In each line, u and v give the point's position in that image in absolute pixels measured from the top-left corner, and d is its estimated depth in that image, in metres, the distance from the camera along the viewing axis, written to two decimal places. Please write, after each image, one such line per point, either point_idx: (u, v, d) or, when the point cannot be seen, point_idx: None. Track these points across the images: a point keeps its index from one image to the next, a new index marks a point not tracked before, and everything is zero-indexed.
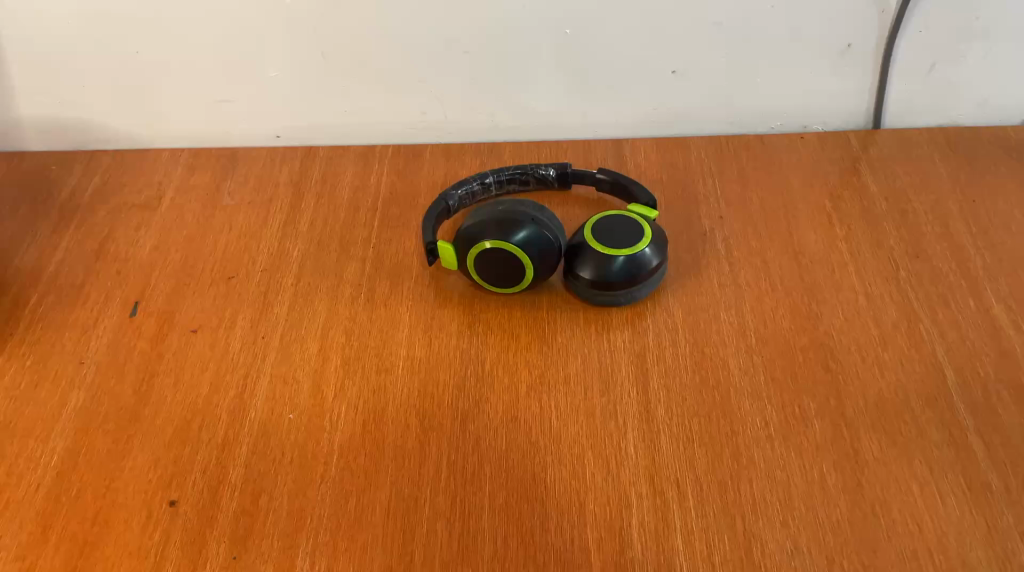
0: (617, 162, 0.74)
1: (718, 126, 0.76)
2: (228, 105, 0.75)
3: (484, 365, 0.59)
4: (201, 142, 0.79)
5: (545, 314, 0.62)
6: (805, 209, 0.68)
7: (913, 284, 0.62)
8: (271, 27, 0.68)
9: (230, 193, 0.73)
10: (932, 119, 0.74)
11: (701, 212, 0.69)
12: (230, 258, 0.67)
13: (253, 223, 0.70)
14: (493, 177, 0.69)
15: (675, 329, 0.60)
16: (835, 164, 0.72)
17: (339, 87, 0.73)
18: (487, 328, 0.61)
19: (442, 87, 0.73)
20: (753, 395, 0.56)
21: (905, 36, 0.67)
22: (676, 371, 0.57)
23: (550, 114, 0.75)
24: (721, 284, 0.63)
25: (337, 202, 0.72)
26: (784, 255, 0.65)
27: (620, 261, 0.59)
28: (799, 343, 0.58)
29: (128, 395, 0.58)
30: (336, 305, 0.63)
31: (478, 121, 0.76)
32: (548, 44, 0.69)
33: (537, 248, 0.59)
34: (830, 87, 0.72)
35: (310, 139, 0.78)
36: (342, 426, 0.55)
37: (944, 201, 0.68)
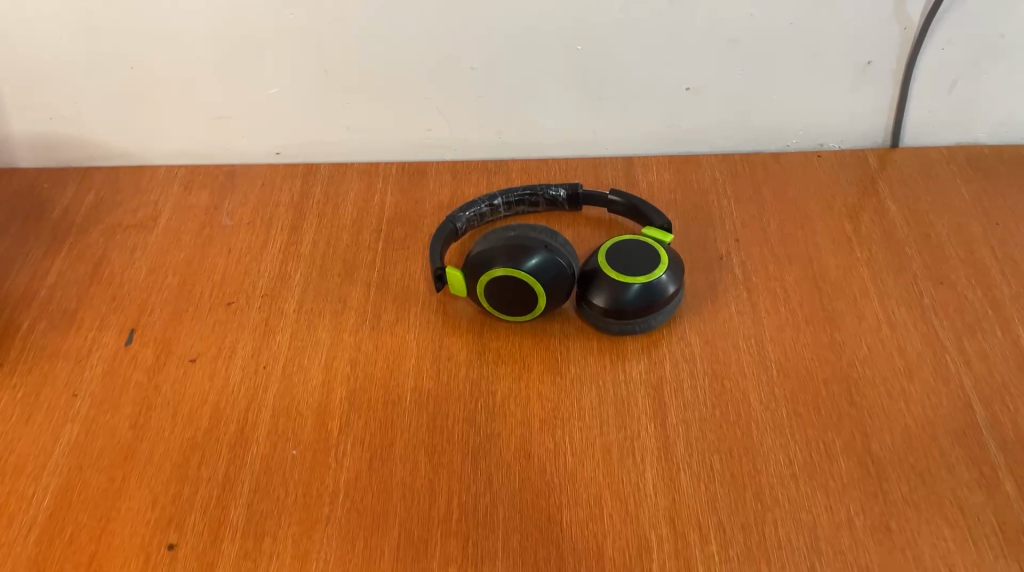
0: (629, 181, 0.72)
1: (732, 144, 0.74)
2: (227, 122, 0.72)
3: (495, 397, 0.57)
4: (198, 159, 0.76)
5: (557, 343, 0.60)
6: (824, 231, 0.66)
7: (938, 313, 0.60)
8: (272, 42, 0.65)
9: (229, 213, 0.71)
10: (952, 138, 0.72)
11: (716, 234, 0.67)
12: (230, 283, 0.65)
13: (254, 245, 0.68)
14: (502, 199, 0.67)
15: (693, 359, 0.58)
16: (853, 184, 0.70)
17: (341, 103, 0.71)
18: (498, 358, 0.59)
19: (448, 103, 0.70)
20: (775, 430, 0.54)
21: (926, 54, 0.65)
22: (694, 405, 0.55)
23: (559, 131, 0.73)
24: (739, 311, 0.61)
25: (340, 223, 0.70)
26: (804, 281, 0.63)
27: (635, 288, 0.57)
28: (822, 375, 0.56)
29: (124, 430, 0.56)
30: (341, 332, 0.61)
31: (486, 138, 0.74)
32: (559, 60, 0.67)
33: (550, 275, 0.57)
34: (849, 105, 0.70)
35: (312, 156, 0.76)
36: (348, 463, 0.53)
37: (967, 223, 0.66)
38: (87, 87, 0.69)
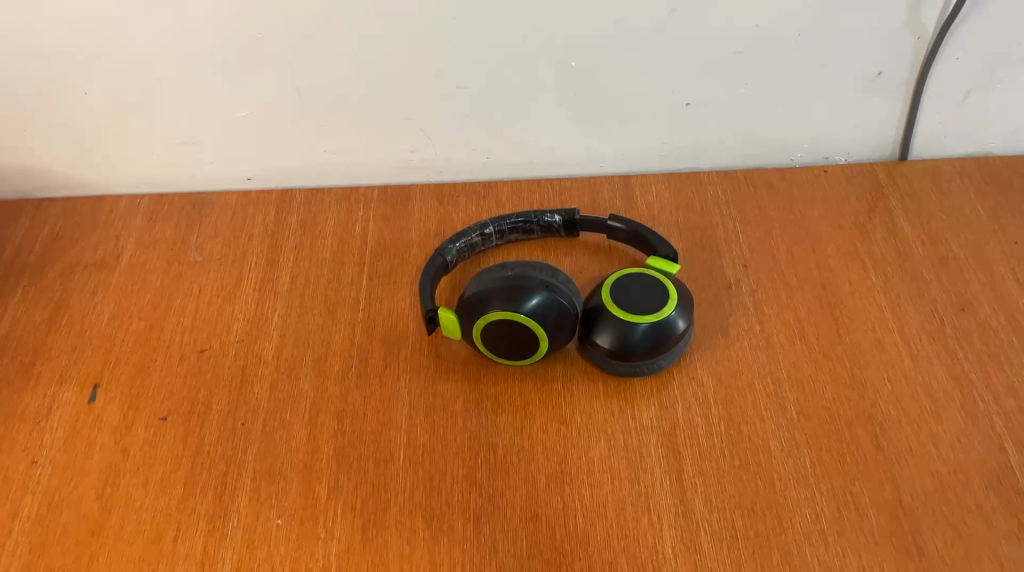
0: (627, 203, 0.68)
1: (734, 159, 0.70)
2: (193, 148, 0.67)
3: (496, 452, 0.52)
4: (162, 187, 0.71)
5: (560, 388, 0.56)
6: (836, 254, 0.63)
7: (962, 343, 0.56)
8: (239, 62, 0.60)
9: (198, 247, 0.66)
10: (962, 148, 0.69)
11: (723, 261, 0.63)
12: (202, 327, 0.60)
13: (226, 285, 0.63)
14: (494, 227, 0.62)
15: (707, 402, 0.54)
16: (863, 201, 0.66)
17: (317, 124, 0.65)
18: (497, 407, 0.55)
19: (432, 123, 0.66)
20: (799, 481, 0.50)
21: (940, 64, 0.61)
22: (712, 455, 0.52)
23: (551, 149, 0.69)
24: (753, 345, 0.57)
25: (319, 257, 0.65)
26: (819, 311, 0.59)
27: (643, 327, 0.53)
28: (845, 418, 0.53)
29: (90, 501, 0.51)
30: (325, 381, 0.56)
31: (474, 159, 0.69)
32: (551, 76, 0.62)
33: (551, 316, 0.52)
34: (857, 116, 0.66)
35: (286, 181, 0.71)
36: (339, 532, 0.49)
37: (985, 243, 0.62)
38: (37, 115, 0.63)
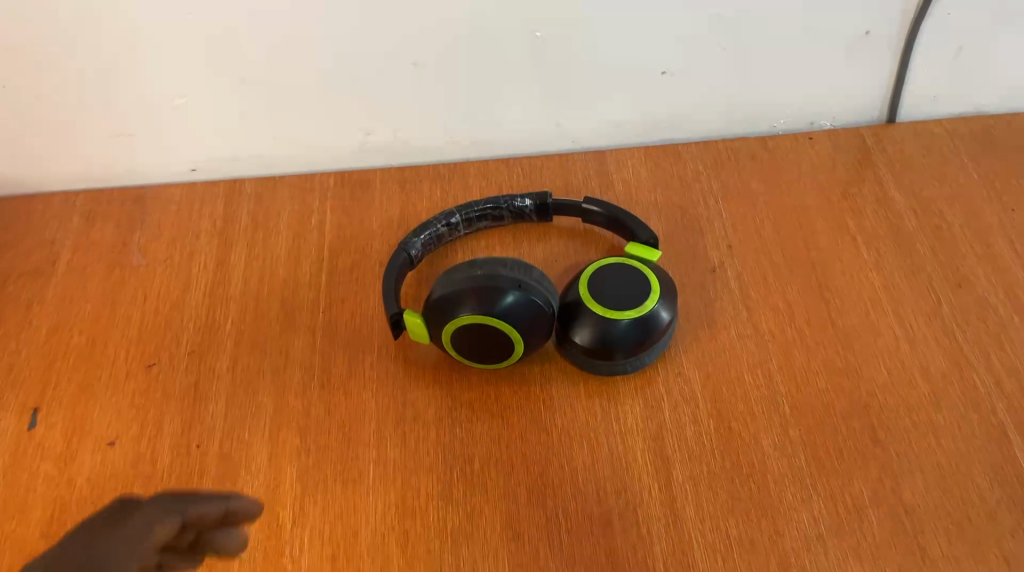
0: (602, 181, 0.63)
1: (714, 129, 0.66)
2: (128, 140, 0.61)
3: (472, 465, 0.49)
4: (99, 184, 0.65)
5: (538, 390, 0.52)
6: (825, 229, 0.59)
7: (960, 322, 0.53)
8: (171, 46, 0.54)
9: (141, 250, 0.61)
10: (953, 107, 0.65)
11: (706, 242, 0.59)
12: (150, 338, 0.55)
13: (173, 290, 0.58)
14: (460, 216, 0.58)
15: (695, 400, 0.51)
16: (851, 168, 0.63)
17: (263, 110, 0.60)
18: (472, 415, 0.51)
19: (388, 103, 0.61)
20: (795, 482, 0.47)
21: (930, 20, 0.57)
22: (701, 457, 0.48)
23: (519, 126, 0.64)
24: (741, 334, 0.54)
25: (273, 254, 0.60)
26: (809, 294, 0.55)
27: (624, 323, 0.50)
28: (840, 410, 0.50)
29: (34, 541, 0.47)
30: (285, 395, 0.52)
31: (436, 139, 0.64)
32: (515, 48, 0.57)
33: (525, 318, 0.49)
34: (843, 78, 0.62)
35: (234, 171, 0.65)
36: (306, 562, 0.45)
37: (980, 210, 0.59)
38: None
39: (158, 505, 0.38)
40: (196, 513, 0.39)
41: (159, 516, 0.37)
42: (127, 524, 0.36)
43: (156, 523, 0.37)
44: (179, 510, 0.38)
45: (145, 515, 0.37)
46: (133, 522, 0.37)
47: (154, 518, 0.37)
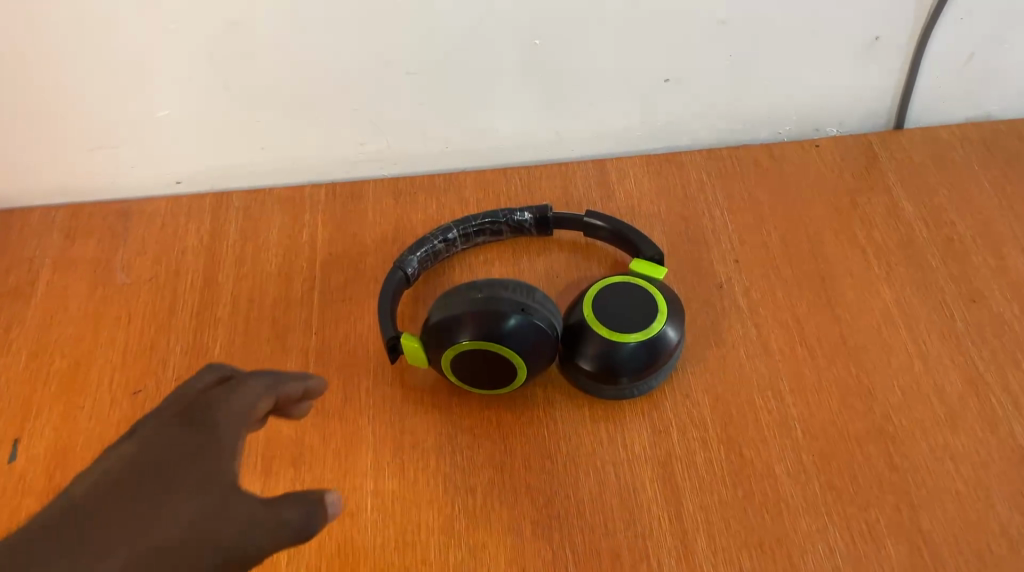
0: (603, 191, 0.61)
1: (717, 135, 0.64)
2: (109, 153, 0.59)
3: (475, 496, 0.47)
4: (80, 197, 0.62)
5: (541, 415, 0.50)
6: (834, 241, 0.57)
7: (975, 340, 0.52)
8: (153, 55, 0.52)
9: (125, 268, 0.58)
10: (963, 112, 0.63)
11: (712, 256, 0.57)
12: (135, 363, 0.53)
13: (159, 311, 0.56)
14: (458, 231, 0.56)
15: (704, 424, 0.49)
16: (859, 176, 0.61)
17: (250, 121, 0.58)
18: (473, 442, 0.49)
19: (381, 113, 0.58)
20: (809, 511, 0.46)
21: (942, 25, 0.56)
22: (712, 486, 0.47)
23: (517, 134, 0.62)
24: (750, 354, 0.52)
25: (263, 271, 0.58)
26: (819, 311, 0.54)
27: (631, 346, 0.48)
28: (854, 433, 0.48)
29: None
30: (278, 422, 0.50)
31: (430, 149, 0.62)
32: (513, 56, 0.55)
33: (529, 342, 0.47)
34: (851, 83, 0.60)
35: (221, 183, 0.63)
36: None
37: (993, 221, 0.57)
38: None
39: (260, 379, 0.39)
40: (287, 393, 0.40)
41: (259, 393, 0.39)
42: (230, 398, 0.38)
43: (254, 401, 0.38)
44: (274, 390, 0.39)
45: (246, 388, 0.38)
46: (235, 396, 0.38)
47: (254, 396, 0.38)
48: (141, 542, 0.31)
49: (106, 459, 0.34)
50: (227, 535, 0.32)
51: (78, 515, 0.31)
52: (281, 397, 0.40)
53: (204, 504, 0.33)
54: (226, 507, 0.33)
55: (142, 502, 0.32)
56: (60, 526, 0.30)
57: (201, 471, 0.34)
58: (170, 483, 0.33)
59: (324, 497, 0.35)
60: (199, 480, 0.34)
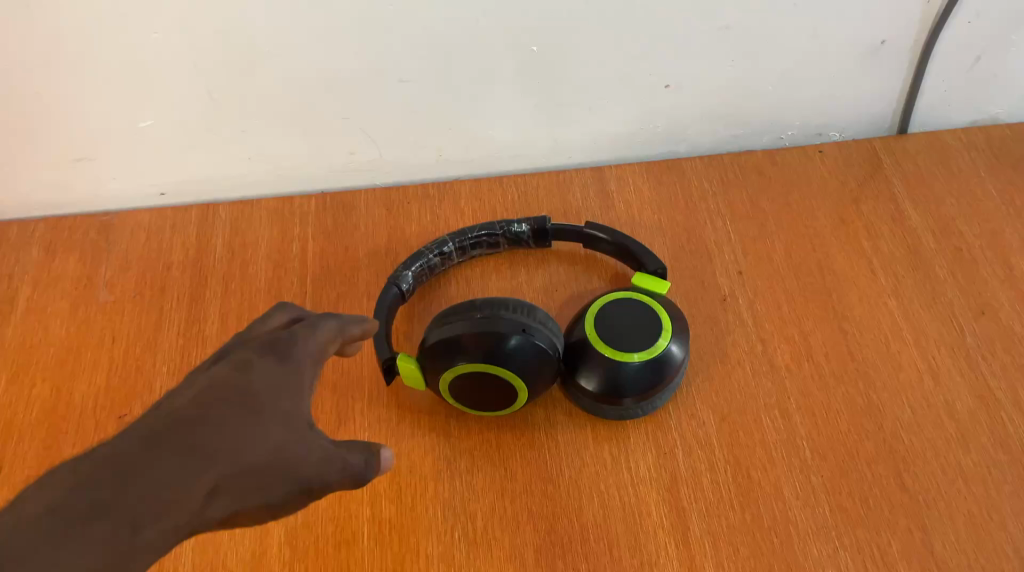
0: (602, 201, 0.60)
1: (718, 141, 0.62)
2: (90, 164, 0.56)
3: (475, 523, 0.45)
4: (60, 210, 0.60)
5: (543, 436, 0.49)
6: (839, 252, 0.56)
7: (985, 354, 0.51)
8: (134, 65, 0.50)
9: (108, 284, 0.56)
10: (968, 116, 0.62)
11: (715, 268, 0.55)
12: (120, 385, 0.51)
13: (145, 330, 0.54)
14: (454, 244, 0.54)
15: (710, 444, 0.48)
16: (864, 184, 0.59)
17: (237, 130, 0.56)
18: (473, 465, 0.47)
19: (373, 121, 0.56)
20: (819, 534, 0.44)
21: (948, 29, 0.54)
22: (719, 509, 0.45)
23: (513, 142, 0.60)
24: (756, 371, 0.51)
25: (253, 286, 0.56)
26: (826, 325, 0.52)
27: (635, 366, 0.46)
28: (864, 453, 0.47)
29: None
30: None
31: (424, 158, 0.60)
32: (509, 63, 0.53)
33: (530, 364, 0.45)
34: (855, 89, 0.59)
35: (206, 194, 0.61)
36: None
37: (1001, 230, 0.56)
38: None
39: (330, 320, 0.38)
40: (351, 336, 0.39)
41: (331, 334, 0.37)
42: (307, 338, 0.36)
43: (326, 344, 0.37)
44: (342, 332, 0.38)
45: (321, 328, 0.37)
46: (313, 335, 0.36)
47: (327, 336, 0.37)
48: (242, 455, 0.29)
49: (188, 382, 0.31)
50: (307, 468, 0.32)
51: (179, 416, 0.28)
52: (347, 341, 0.39)
53: (289, 432, 0.31)
54: (305, 437, 0.32)
55: (240, 416, 0.30)
56: (164, 429, 0.27)
57: (288, 400, 0.32)
58: (265, 406, 0.31)
59: (383, 449, 0.36)
60: (286, 412, 0.32)
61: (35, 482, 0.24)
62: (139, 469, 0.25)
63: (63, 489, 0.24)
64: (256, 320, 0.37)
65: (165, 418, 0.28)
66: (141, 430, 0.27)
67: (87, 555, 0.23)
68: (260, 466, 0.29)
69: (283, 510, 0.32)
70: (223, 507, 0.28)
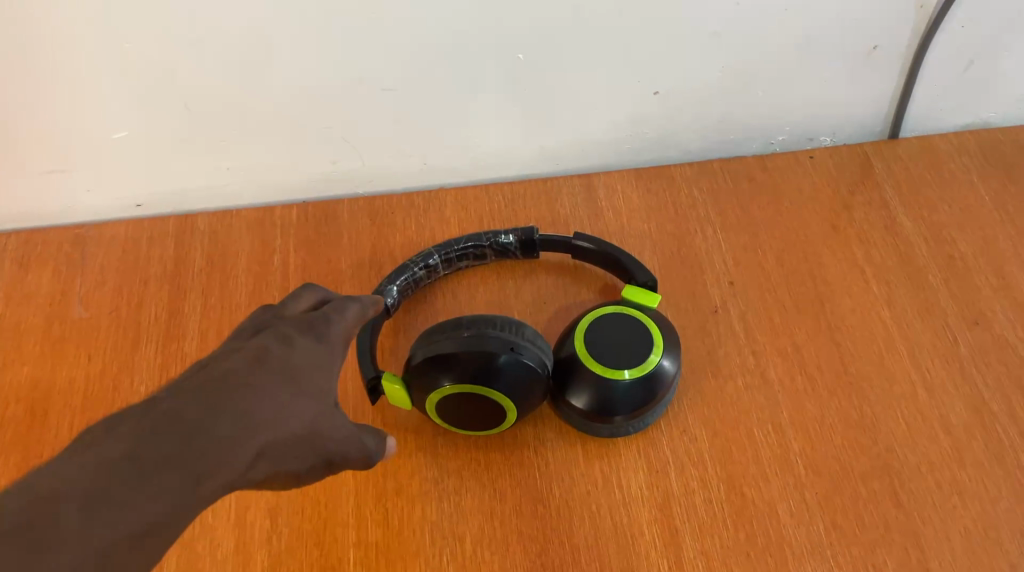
0: (591, 210, 0.59)
1: (707, 148, 0.61)
2: (63, 176, 0.55)
3: (464, 546, 0.44)
4: (33, 223, 0.58)
5: (533, 454, 0.48)
6: (831, 261, 0.55)
7: (979, 365, 0.50)
8: (106, 75, 0.48)
9: (83, 300, 0.55)
10: (959, 120, 0.61)
11: (706, 278, 0.55)
12: (96, 406, 0.50)
13: (122, 347, 0.52)
14: (439, 256, 0.53)
15: (703, 461, 0.47)
16: (855, 191, 0.59)
17: (215, 140, 0.54)
18: (461, 485, 0.46)
19: (356, 130, 0.55)
20: (814, 554, 0.44)
21: (941, 33, 0.53)
22: (713, 529, 0.44)
23: (499, 150, 0.59)
24: (748, 385, 0.50)
25: (233, 301, 0.54)
26: (818, 336, 0.52)
27: (626, 382, 0.45)
28: (858, 470, 0.46)
29: None
30: None
31: (408, 166, 0.59)
32: (495, 70, 0.52)
33: (520, 383, 0.44)
34: (846, 93, 0.58)
35: (185, 205, 0.59)
36: None
37: (994, 237, 0.55)
38: None
39: (353, 302, 0.38)
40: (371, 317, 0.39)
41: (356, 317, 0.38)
42: (334, 321, 0.36)
43: (351, 327, 0.37)
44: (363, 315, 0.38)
45: (347, 311, 0.37)
46: (342, 318, 0.37)
47: (352, 319, 0.37)
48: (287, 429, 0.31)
49: (230, 352, 0.32)
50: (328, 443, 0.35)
51: (229, 383, 0.29)
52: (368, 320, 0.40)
53: (320, 408, 0.33)
54: (332, 418, 0.34)
55: (281, 391, 0.31)
56: (217, 398, 0.29)
57: (320, 380, 0.33)
58: (302, 380, 0.32)
59: (387, 438, 0.40)
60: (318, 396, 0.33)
61: (101, 433, 0.25)
62: (196, 431, 0.27)
63: (131, 443, 0.25)
64: (285, 299, 0.38)
65: (217, 383, 0.29)
66: (198, 400, 0.28)
67: (154, 505, 0.24)
68: (294, 437, 0.31)
69: (303, 472, 0.34)
70: (261, 470, 0.30)
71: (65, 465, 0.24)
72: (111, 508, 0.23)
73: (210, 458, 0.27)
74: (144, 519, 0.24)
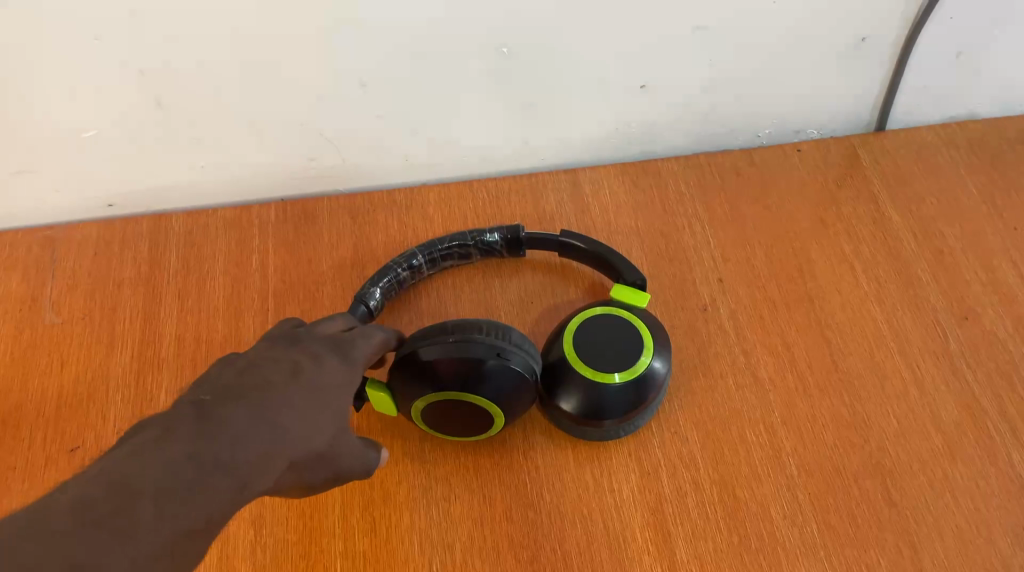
0: (577, 206, 0.58)
1: (693, 141, 0.60)
2: (31, 177, 0.52)
3: (453, 554, 0.43)
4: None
5: (522, 459, 0.47)
6: (819, 257, 0.55)
7: (969, 361, 0.50)
8: (73, 73, 0.46)
9: (54, 305, 0.53)
10: (945, 112, 0.60)
11: (695, 275, 0.54)
12: (69, 414, 0.48)
13: (95, 353, 0.51)
14: (423, 256, 0.51)
15: (694, 463, 0.46)
16: (843, 184, 0.58)
17: (189, 138, 0.52)
18: (449, 492, 0.45)
19: (335, 127, 0.53)
20: (807, 555, 0.43)
21: (929, 27, 0.53)
22: (705, 532, 0.44)
23: (483, 146, 0.57)
24: (739, 384, 0.49)
25: (211, 304, 0.53)
26: (808, 333, 0.51)
27: (616, 386, 0.45)
28: (851, 469, 0.46)
29: None
30: None
31: (389, 163, 0.57)
32: (478, 65, 0.51)
33: (508, 388, 0.43)
34: (833, 87, 0.57)
35: (159, 204, 0.57)
36: None
37: (982, 231, 0.55)
38: None
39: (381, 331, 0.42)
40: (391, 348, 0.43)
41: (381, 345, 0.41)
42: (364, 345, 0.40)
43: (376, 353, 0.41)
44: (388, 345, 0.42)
45: (374, 335, 0.41)
46: (369, 341, 0.40)
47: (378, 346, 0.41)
48: (306, 445, 0.33)
49: (270, 359, 0.35)
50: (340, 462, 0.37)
51: (267, 393, 0.32)
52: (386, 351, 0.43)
53: (336, 429, 0.36)
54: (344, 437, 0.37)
55: (308, 407, 0.34)
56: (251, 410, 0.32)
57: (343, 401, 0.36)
58: (328, 398, 0.35)
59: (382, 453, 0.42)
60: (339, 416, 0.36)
61: (163, 432, 0.29)
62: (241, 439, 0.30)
63: (188, 444, 0.28)
64: (319, 319, 0.41)
65: (257, 394, 0.32)
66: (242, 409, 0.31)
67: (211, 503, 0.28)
68: (312, 453, 0.34)
69: (313, 480, 0.36)
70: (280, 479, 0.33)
71: (132, 463, 0.27)
72: (172, 502, 0.27)
73: (250, 464, 0.30)
74: (198, 516, 0.27)
